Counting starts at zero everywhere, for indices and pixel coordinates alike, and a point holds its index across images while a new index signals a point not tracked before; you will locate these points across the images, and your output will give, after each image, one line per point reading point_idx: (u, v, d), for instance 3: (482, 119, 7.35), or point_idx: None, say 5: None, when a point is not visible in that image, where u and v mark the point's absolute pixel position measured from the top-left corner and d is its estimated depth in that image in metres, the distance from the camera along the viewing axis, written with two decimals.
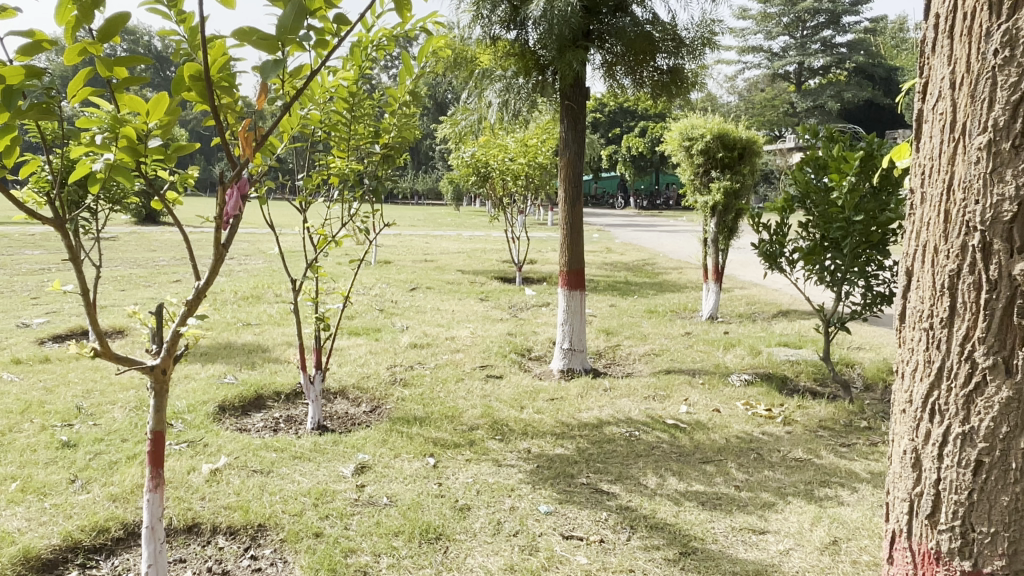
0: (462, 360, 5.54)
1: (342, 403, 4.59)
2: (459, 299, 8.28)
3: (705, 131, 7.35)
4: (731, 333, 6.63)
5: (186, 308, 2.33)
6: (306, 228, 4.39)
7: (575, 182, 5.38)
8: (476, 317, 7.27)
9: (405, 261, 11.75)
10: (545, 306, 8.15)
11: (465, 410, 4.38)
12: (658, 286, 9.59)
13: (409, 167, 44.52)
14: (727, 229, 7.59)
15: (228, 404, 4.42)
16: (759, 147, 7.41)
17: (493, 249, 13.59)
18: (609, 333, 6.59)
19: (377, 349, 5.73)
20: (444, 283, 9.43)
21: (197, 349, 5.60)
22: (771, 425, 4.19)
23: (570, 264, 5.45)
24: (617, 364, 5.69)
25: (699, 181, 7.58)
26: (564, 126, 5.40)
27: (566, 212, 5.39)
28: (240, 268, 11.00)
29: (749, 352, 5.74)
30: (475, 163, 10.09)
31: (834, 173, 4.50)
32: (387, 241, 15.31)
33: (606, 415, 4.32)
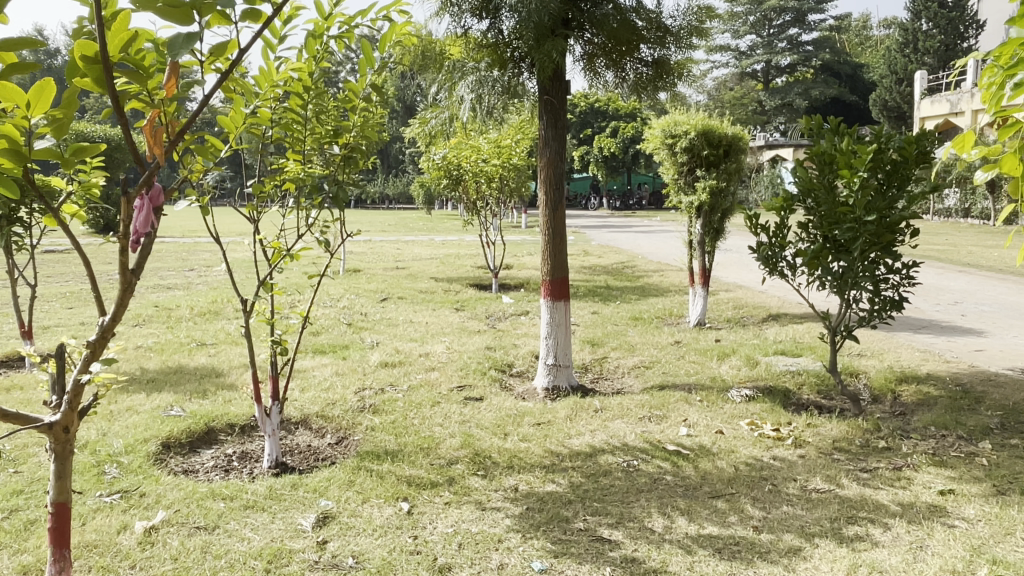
0: (438, 380, 5.07)
1: (304, 435, 4.12)
2: (432, 310, 7.82)
3: (688, 127, 6.96)
4: (723, 341, 6.25)
5: (89, 351, 1.85)
6: (259, 241, 3.89)
7: (555, 184, 4.96)
8: (451, 329, 6.82)
9: (376, 269, 11.26)
10: (524, 315, 7.73)
11: (442, 439, 3.93)
12: (640, 291, 9.22)
13: (379, 172, 43.88)
14: (714, 230, 7.22)
15: (172, 441, 3.92)
16: (746, 144, 7.07)
17: (466, 255, 13.15)
18: (594, 344, 6.17)
19: (344, 370, 5.25)
20: (417, 293, 8.97)
21: (143, 376, 5.08)
22: (782, 448, 3.79)
23: (553, 272, 5.02)
24: (605, 379, 5.29)
25: (683, 180, 7.21)
26: (542, 122, 4.97)
27: (548, 217, 4.97)
28: (200, 281, 10.41)
29: (746, 362, 5.36)
30: (446, 165, 9.63)
31: (844, 168, 4.12)
32: (356, 248, 14.81)
33: (599, 441, 3.89)
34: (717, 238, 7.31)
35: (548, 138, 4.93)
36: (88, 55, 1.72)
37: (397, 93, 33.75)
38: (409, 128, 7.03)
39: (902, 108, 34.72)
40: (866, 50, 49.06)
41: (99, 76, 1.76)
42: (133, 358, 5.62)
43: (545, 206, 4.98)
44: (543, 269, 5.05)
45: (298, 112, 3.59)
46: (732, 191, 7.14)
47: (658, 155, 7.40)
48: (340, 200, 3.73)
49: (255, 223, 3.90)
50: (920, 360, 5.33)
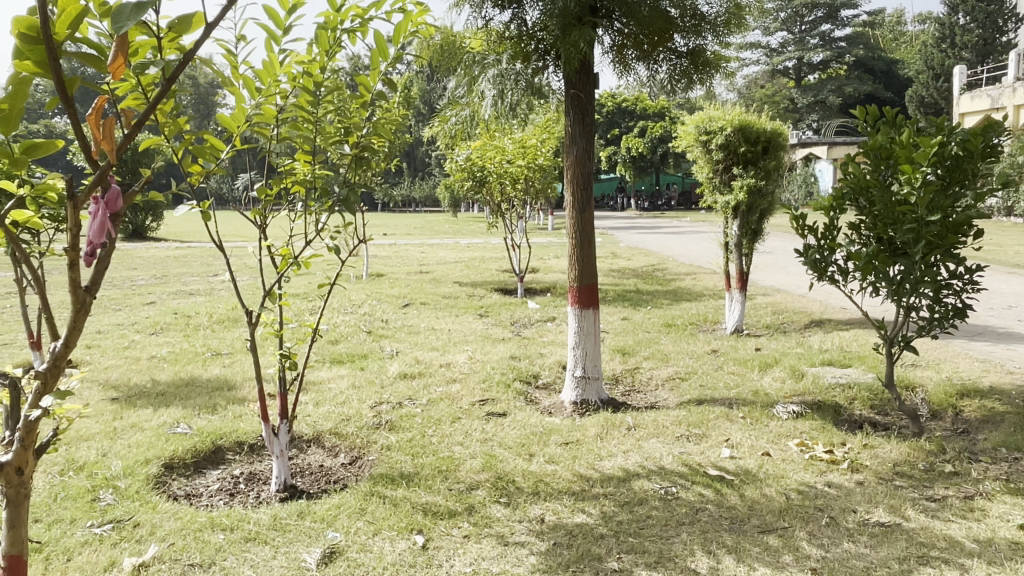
0: (459, 393, 4.77)
1: (316, 455, 3.85)
2: (455, 316, 7.53)
3: (724, 123, 6.60)
4: (763, 350, 5.87)
5: (40, 383, 1.59)
6: (267, 247, 3.63)
7: (584, 185, 4.63)
8: (475, 336, 6.52)
9: (399, 274, 11.01)
10: (551, 321, 7.41)
11: (462, 461, 3.63)
12: (672, 295, 8.85)
13: (405, 174, 43.84)
14: (751, 231, 6.84)
15: (176, 462, 3.68)
16: (785, 140, 6.68)
17: (492, 258, 12.86)
18: (625, 353, 5.83)
19: (361, 382, 4.98)
20: (440, 298, 8.69)
21: (153, 389, 4.86)
22: (836, 474, 3.43)
23: (581, 278, 4.70)
24: (637, 392, 4.96)
25: (719, 179, 6.84)
26: (569, 118, 4.64)
27: (575, 219, 4.65)
28: (222, 287, 10.27)
29: (790, 374, 4.98)
30: (470, 166, 9.35)
31: (904, 163, 3.73)
32: (380, 251, 14.60)
33: (633, 463, 3.56)
34: (755, 239, 6.91)
35: (576, 136, 4.61)
36: (29, 34, 1.47)
37: (423, 96, 33.58)
38: (430, 127, 6.75)
39: (940, 103, 33.78)
40: (900, 45, 47.93)
41: (45, 60, 1.50)
42: (144, 370, 5.42)
43: (572, 207, 4.66)
44: (570, 275, 4.74)
45: (309, 111, 3.32)
46: (770, 190, 6.75)
47: (691, 152, 7.04)
48: (351, 202, 3.43)
49: (263, 229, 3.63)
50: (982, 371, 4.90)
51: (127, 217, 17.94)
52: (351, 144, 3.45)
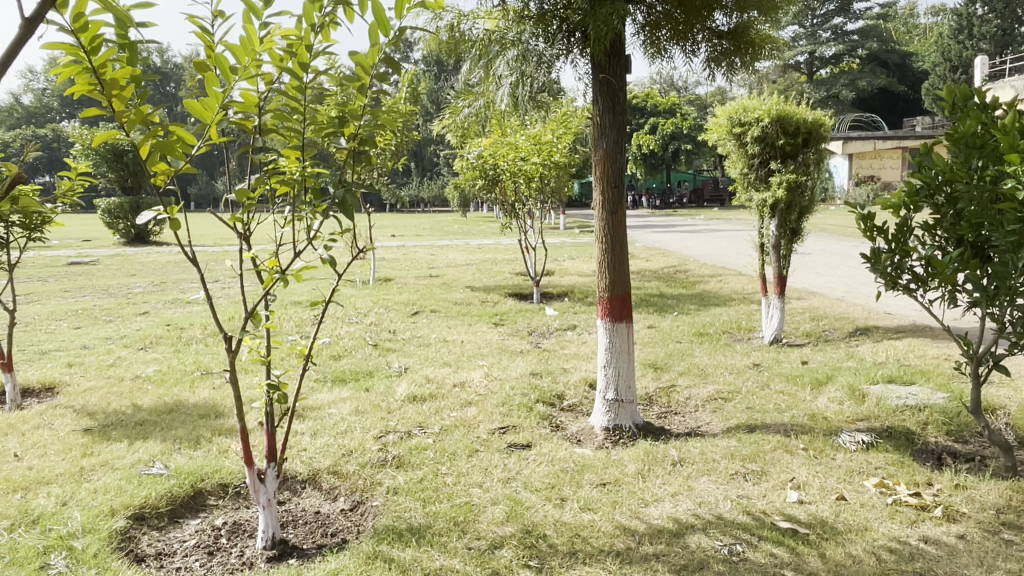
0: (475, 419, 4.23)
1: (312, 499, 3.32)
2: (468, 326, 6.97)
3: (761, 113, 6.03)
4: (810, 363, 5.29)
5: None
6: (252, 259, 3.09)
7: (615, 182, 4.08)
8: (490, 349, 5.97)
9: (407, 278, 10.47)
10: (571, 330, 6.87)
11: (482, 507, 3.09)
12: (699, 300, 8.28)
13: (413, 174, 43.36)
14: (790, 231, 6.27)
15: (148, 511, 3.16)
16: (827, 130, 6.11)
17: (504, 260, 12.33)
18: (658, 369, 5.27)
19: (364, 406, 4.43)
20: (451, 305, 8.14)
21: (132, 417, 4.35)
22: (931, 525, 2.86)
23: (613, 288, 4.13)
24: (675, 416, 4.41)
25: (755, 175, 6.30)
26: (597, 107, 4.08)
27: (605, 222, 4.10)
28: (221, 295, 9.78)
29: (849, 394, 4.40)
30: (481, 164, 8.82)
31: (1006, 152, 3.12)
32: (387, 254, 14.07)
33: (684, 511, 3.01)
34: (795, 240, 6.34)
35: (605, 126, 4.05)
36: None
37: (429, 95, 33.22)
38: (439, 120, 6.21)
39: None
40: (914, 38, 47.19)
41: None
42: (127, 392, 4.91)
43: (602, 208, 4.10)
44: (599, 284, 4.19)
45: (297, 97, 2.78)
46: (811, 186, 6.20)
47: (724, 146, 6.50)
48: (344, 206, 2.84)
49: (246, 238, 3.08)
50: None
51: (129, 222, 17.48)
52: (346, 137, 2.88)
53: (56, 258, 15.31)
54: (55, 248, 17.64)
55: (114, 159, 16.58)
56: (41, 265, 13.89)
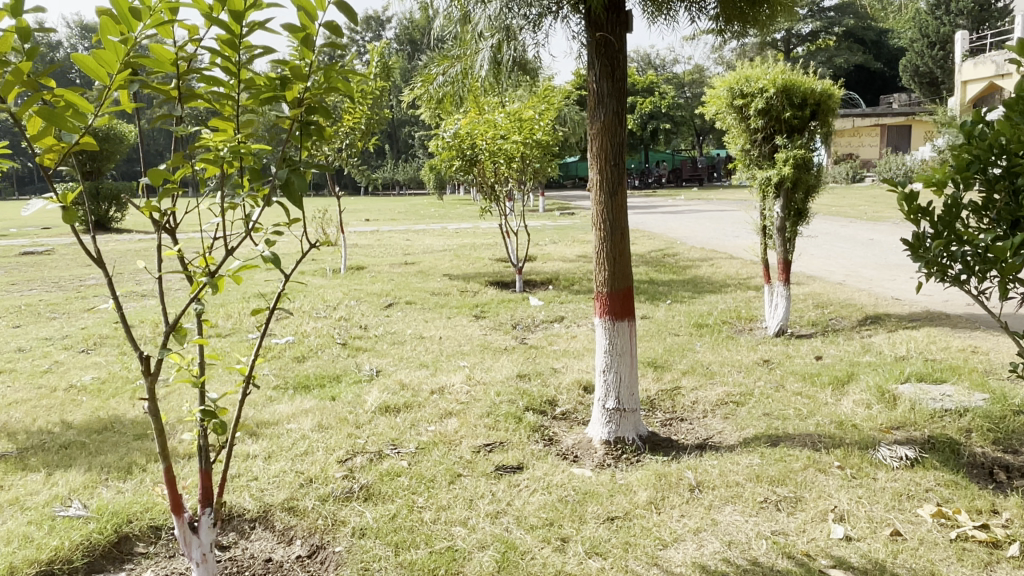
0: (457, 433, 3.68)
1: (262, 543, 2.74)
2: (446, 321, 6.41)
3: (765, 83, 5.51)
4: (825, 359, 4.81)
5: None
6: (180, 258, 2.49)
7: (615, 160, 3.53)
8: (471, 347, 5.41)
9: (381, 267, 9.85)
10: (558, 323, 6.33)
11: (467, 554, 2.55)
12: (692, 285, 7.78)
13: (388, 157, 42.39)
14: (796, 211, 5.76)
15: (57, 568, 2.56)
16: (836, 102, 5.60)
17: (483, 245, 11.75)
18: (657, 367, 4.75)
19: (329, 419, 3.86)
20: (427, 296, 7.56)
21: (56, 438, 3.73)
22: (1009, 568, 2.38)
23: (613, 282, 3.59)
24: (684, 426, 3.90)
25: (758, 151, 5.79)
26: (593, 72, 3.52)
27: (603, 206, 3.55)
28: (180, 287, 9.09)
29: (877, 396, 3.91)
30: (458, 143, 8.21)
31: None
32: (360, 240, 13.42)
33: (713, 554, 2.50)
34: (800, 221, 5.84)
35: (603, 95, 3.49)
36: None
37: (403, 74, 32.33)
38: (410, 91, 5.60)
39: (935, 73, 33.03)
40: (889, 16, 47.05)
41: None
42: (56, 406, 4.28)
43: (600, 190, 3.56)
44: (596, 277, 3.65)
45: (226, 51, 2.19)
46: (817, 162, 5.73)
47: (723, 119, 5.98)
48: (290, 191, 2.24)
49: (172, 233, 2.48)
50: None
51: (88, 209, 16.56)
52: (289, 102, 2.28)
53: (6, 248, 14.40)
54: (7, 237, 16.67)
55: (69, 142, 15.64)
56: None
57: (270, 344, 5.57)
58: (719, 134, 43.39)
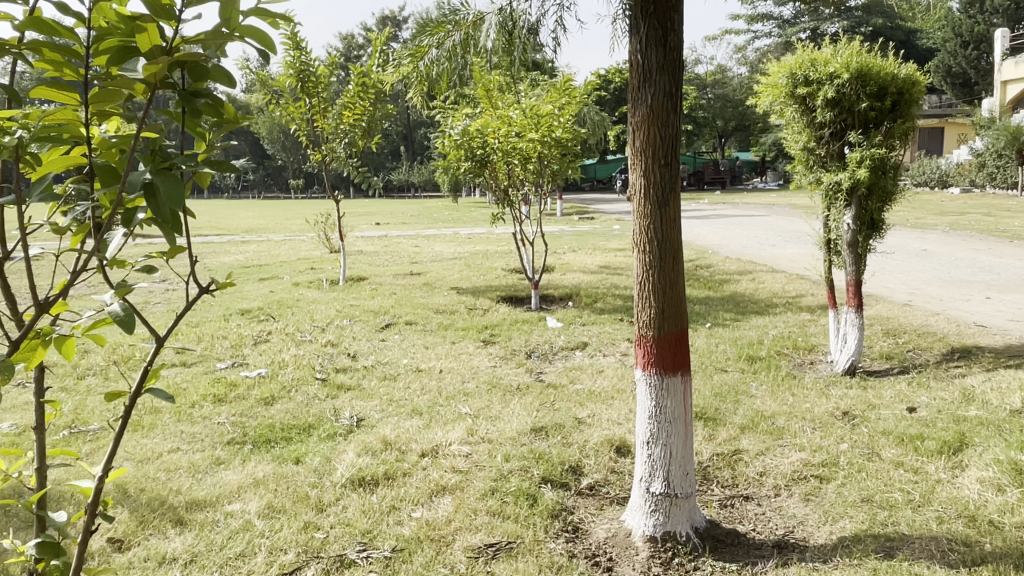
0: (452, 522, 2.75)
1: None
2: (449, 348, 5.47)
3: (837, 68, 4.55)
4: (919, 411, 3.85)
5: None
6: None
7: (665, 159, 2.59)
8: (476, 385, 4.46)
9: (383, 277, 8.95)
10: (581, 352, 5.38)
11: None
12: (733, 304, 6.81)
13: (402, 158, 41.63)
14: (870, 222, 4.78)
15: None
16: (922, 90, 4.63)
17: (496, 253, 10.83)
18: (708, 420, 3.78)
19: (286, 497, 2.94)
20: (430, 314, 6.64)
21: None
22: None
23: (661, 325, 2.64)
24: (752, 513, 2.95)
25: (824, 150, 4.83)
26: (637, 39, 2.58)
27: (649, 220, 2.61)
28: (160, 298, 8.21)
29: (1012, 477, 2.95)
30: (468, 141, 7.30)
31: None
32: (367, 246, 12.54)
33: None
34: (873, 234, 4.86)
35: (651, 70, 2.56)
36: None
37: None
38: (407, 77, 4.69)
39: (969, 73, 31.66)
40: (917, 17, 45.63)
41: None
42: None
43: (643, 198, 2.63)
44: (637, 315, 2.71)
45: None
46: (894, 164, 4.77)
47: (781, 111, 5.02)
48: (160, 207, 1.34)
49: None
50: None
51: None
52: (154, 58, 1.38)
53: None
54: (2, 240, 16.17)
55: None
56: None
57: (238, 378, 4.66)
58: (742, 135, 42.22)
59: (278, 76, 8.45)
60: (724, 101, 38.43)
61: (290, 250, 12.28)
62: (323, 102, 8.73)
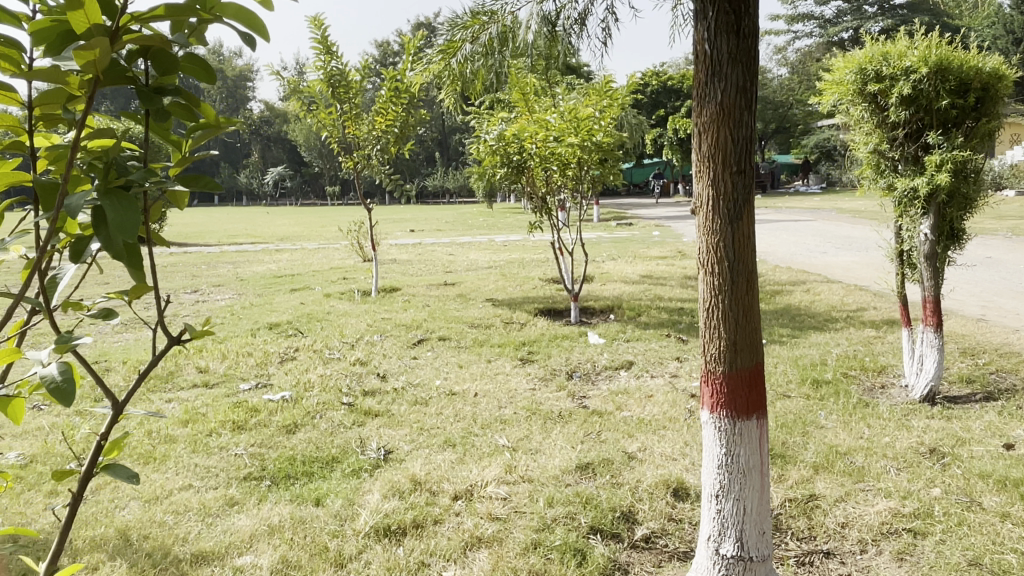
0: None
1: None
2: (485, 368, 5.13)
3: (915, 62, 4.12)
4: (1018, 449, 3.39)
5: None
6: None
7: (738, 165, 2.21)
8: (514, 411, 4.11)
9: (416, 288, 8.66)
10: (627, 373, 4.99)
11: None
12: (788, 318, 6.36)
13: (437, 163, 41.56)
14: (949, 232, 4.32)
15: None
16: (1010, 85, 4.16)
17: (533, 262, 10.49)
18: (775, 457, 3.37)
19: (304, 549, 2.62)
20: (464, 329, 6.31)
21: None
22: None
23: (732, 361, 2.25)
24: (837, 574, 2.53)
25: (898, 153, 4.38)
26: (704, 25, 2.21)
27: (719, 237, 2.23)
28: (189, 310, 8.02)
29: None
30: (504, 146, 6.97)
31: None
32: (401, 254, 12.30)
33: None
34: (953, 245, 4.40)
35: (721, 62, 2.18)
36: None
37: None
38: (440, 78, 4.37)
39: None
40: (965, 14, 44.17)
41: None
42: None
43: (712, 211, 2.24)
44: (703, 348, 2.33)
45: None
46: (976, 168, 4.31)
47: (848, 111, 4.59)
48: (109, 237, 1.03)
49: None
50: None
51: None
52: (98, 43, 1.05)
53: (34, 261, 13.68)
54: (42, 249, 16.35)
55: None
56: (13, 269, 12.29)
57: (261, 402, 4.37)
58: (782, 138, 41.30)
59: (310, 82, 8.27)
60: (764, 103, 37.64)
61: (323, 259, 12.08)
62: (355, 107, 8.50)
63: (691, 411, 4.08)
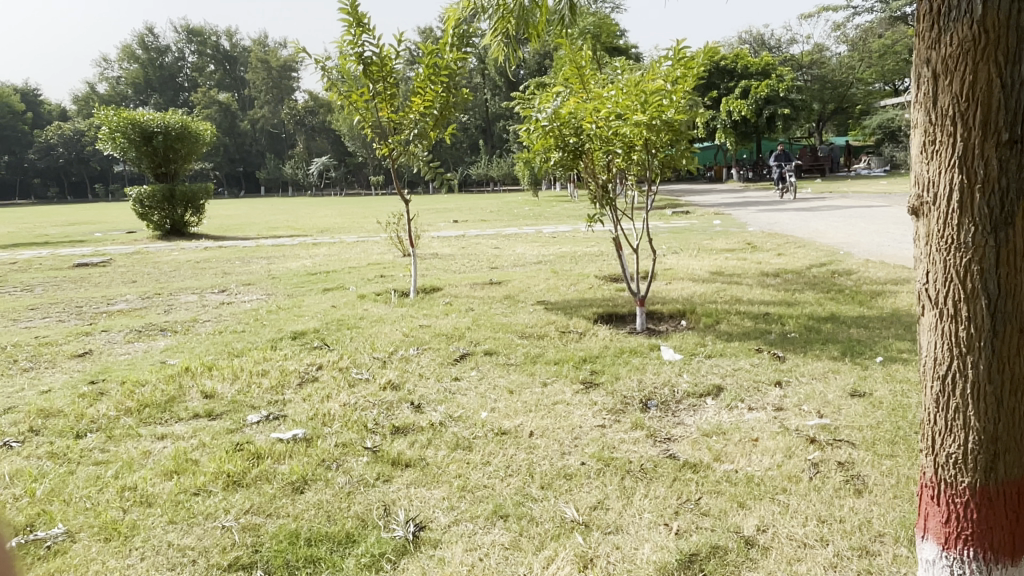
0: None
1: None
2: (540, 394, 4.23)
3: None
4: None
5: None
6: None
7: (1008, 132, 1.68)
8: (581, 463, 3.20)
9: (459, 288, 7.81)
10: (716, 404, 4.03)
11: None
12: (900, 328, 5.31)
13: (481, 151, 40.76)
14: None
15: None
16: None
17: (587, 256, 9.55)
18: None
19: None
20: (514, 340, 5.42)
21: None
22: None
23: (990, 477, 1.81)
24: None
25: None
26: None
27: (974, 246, 1.74)
28: (212, 314, 7.31)
29: None
30: (557, 128, 6.01)
31: None
32: (443, 248, 11.51)
33: None
34: None
35: None
36: None
37: None
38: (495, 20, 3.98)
39: None
40: None
41: None
42: None
43: (956, 212, 1.76)
44: (940, 414, 1.88)
45: None
46: None
47: None
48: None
49: None
50: None
51: (162, 216, 16.74)
52: None
53: (69, 257, 13.28)
54: (79, 245, 15.99)
55: (140, 140, 16.04)
56: (44, 267, 11.83)
57: (268, 443, 3.55)
58: (841, 119, 39.34)
59: (339, 60, 7.42)
60: (822, 82, 35.81)
61: (360, 255, 11.32)
62: (390, 88, 7.63)
63: (815, 466, 3.12)
